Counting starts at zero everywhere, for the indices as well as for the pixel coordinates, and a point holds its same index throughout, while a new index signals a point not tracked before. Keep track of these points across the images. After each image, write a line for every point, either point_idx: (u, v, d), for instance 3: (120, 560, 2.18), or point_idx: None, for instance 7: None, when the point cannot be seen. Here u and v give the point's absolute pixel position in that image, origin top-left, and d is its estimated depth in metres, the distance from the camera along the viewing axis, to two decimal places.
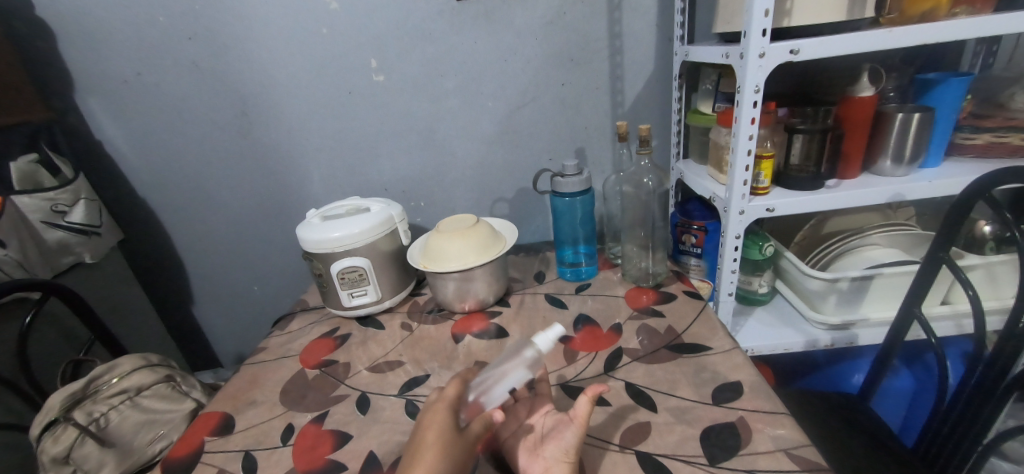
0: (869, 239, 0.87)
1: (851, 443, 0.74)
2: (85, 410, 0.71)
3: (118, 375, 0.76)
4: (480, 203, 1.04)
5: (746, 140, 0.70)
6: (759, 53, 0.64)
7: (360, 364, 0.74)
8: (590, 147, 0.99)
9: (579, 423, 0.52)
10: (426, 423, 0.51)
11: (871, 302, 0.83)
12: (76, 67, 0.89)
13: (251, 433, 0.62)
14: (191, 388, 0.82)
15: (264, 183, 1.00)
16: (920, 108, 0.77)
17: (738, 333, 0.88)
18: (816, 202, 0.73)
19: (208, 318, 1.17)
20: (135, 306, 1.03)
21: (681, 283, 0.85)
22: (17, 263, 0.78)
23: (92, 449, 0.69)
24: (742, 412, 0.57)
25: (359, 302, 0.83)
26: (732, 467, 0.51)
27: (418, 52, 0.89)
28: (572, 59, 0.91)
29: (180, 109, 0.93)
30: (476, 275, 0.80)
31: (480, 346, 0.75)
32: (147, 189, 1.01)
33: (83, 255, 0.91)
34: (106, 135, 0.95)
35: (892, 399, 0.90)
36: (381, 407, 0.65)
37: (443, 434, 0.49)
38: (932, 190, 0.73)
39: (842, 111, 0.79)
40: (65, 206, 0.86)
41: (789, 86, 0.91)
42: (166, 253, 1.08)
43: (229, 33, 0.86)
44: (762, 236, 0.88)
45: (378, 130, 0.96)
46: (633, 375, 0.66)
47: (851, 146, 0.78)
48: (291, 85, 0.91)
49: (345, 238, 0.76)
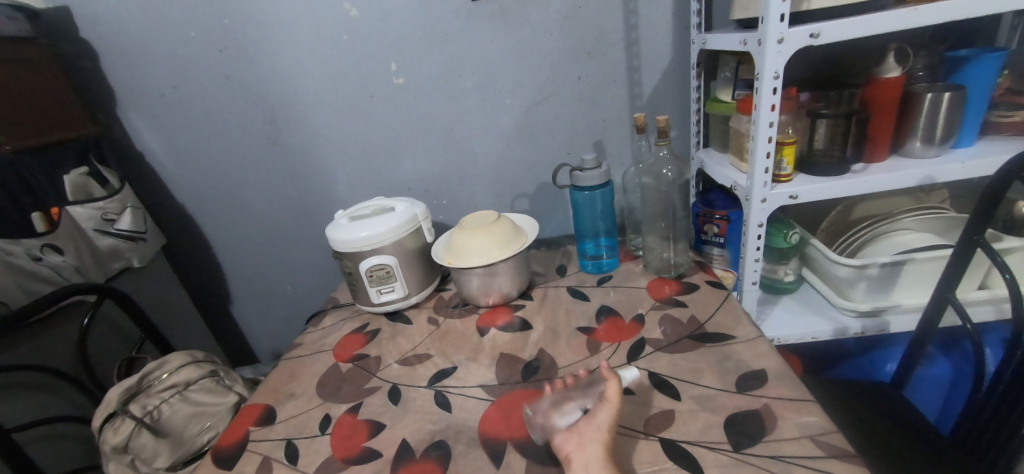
0: (899, 224, 0.85)
1: (883, 431, 0.72)
2: (140, 403, 0.77)
3: (168, 370, 0.81)
4: (501, 199, 1.06)
5: (767, 127, 0.69)
6: (778, 39, 0.63)
7: (390, 357, 0.77)
8: (609, 140, 0.99)
9: (611, 404, 0.54)
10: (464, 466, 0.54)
11: (903, 288, 0.81)
12: (118, 83, 0.95)
13: (291, 423, 0.66)
14: (233, 383, 0.88)
15: (292, 186, 1.04)
16: (950, 87, 0.74)
17: (763, 322, 0.87)
18: (842, 188, 0.72)
19: (245, 317, 1.23)
20: (179, 306, 1.10)
21: (703, 273, 0.85)
22: (74, 267, 0.84)
23: (147, 439, 0.75)
24: (767, 400, 0.57)
25: (387, 298, 0.86)
26: (757, 453, 0.52)
27: (435, 54, 0.91)
28: (587, 53, 0.91)
29: (213, 119, 0.97)
30: (499, 270, 0.82)
31: (505, 339, 0.77)
32: (185, 196, 1.06)
33: (132, 260, 0.97)
34: (147, 145, 1.01)
35: (928, 386, 0.87)
36: (411, 398, 0.68)
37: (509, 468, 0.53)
38: (965, 171, 0.71)
39: (868, 94, 0.77)
40: (114, 215, 0.92)
41: (812, 70, 0.89)
42: (205, 255, 1.14)
43: (256, 44, 0.90)
44: (787, 224, 0.87)
45: (399, 132, 0.98)
46: (656, 364, 0.67)
47: (878, 129, 0.76)
48: (316, 92, 0.94)
49: (371, 237, 0.79)
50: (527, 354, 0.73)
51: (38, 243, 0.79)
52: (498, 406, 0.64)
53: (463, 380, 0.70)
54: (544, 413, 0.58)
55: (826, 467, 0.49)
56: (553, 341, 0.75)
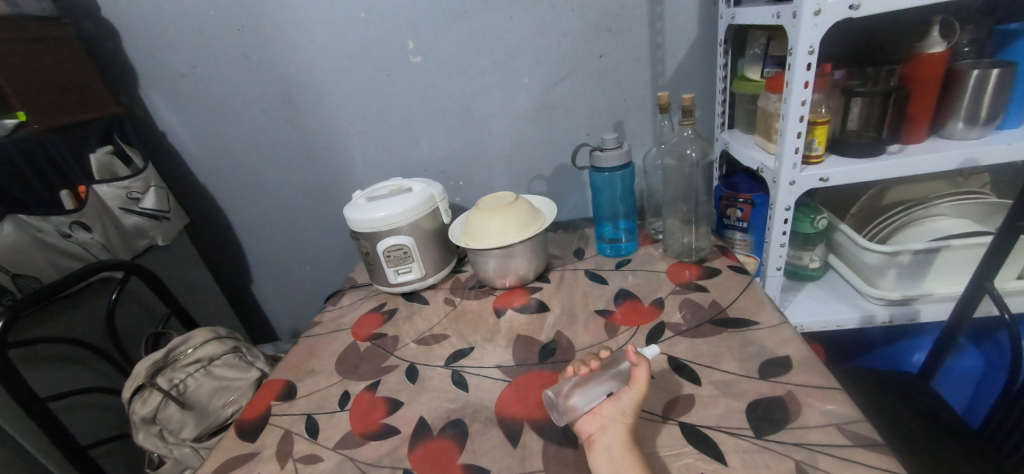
0: (935, 209, 0.82)
1: (908, 420, 0.70)
2: (166, 376, 0.79)
3: (192, 346, 0.83)
4: (518, 180, 1.05)
5: (798, 106, 0.66)
6: (815, 11, 0.60)
7: (407, 337, 0.78)
8: (629, 121, 0.97)
9: (637, 388, 0.55)
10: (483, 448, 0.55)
11: (935, 277, 0.78)
12: (139, 63, 0.95)
13: (311, 399, 0.67)
14: (255, 359, 0.89)
15: (311, 167, 1.04)
16: (998, 63, 0.70)
17: (786, 309, 0.85)
18: (876, 171, 0.69)
19: (266, 295, 1.25)
20: (200, 284, 1.12)
21: (725, 257, 0.83)
22: (101, 244, 0.86)
23: (174, 411, 0.78)
24: (791, 386, 0.56)
25: (404, 278, 0.86)
26: (780, 440, 0.51)
27: (452, 31, 0.90)
28: (609, 30, 0.88)
29: (232, 98, 0.97)
30: (516, 252, 0.81)
31: (521, 320, 0.77)
32: (206, 176, 1.07)
33: (156, 238, 0.99)
34: (168, 125, 1.01)
35: (957, 378, 0.85)
36: (428, 376, 0.68)
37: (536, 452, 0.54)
38: (1010, 153, 0.67)
39: (908, 71, 0.73)
40: (139, 193, 0.93)
41: (849, 47, 0.85)
42: (226, 235, 1.16)
43: (273, 21, 0.89)
44: (814, 209, 0.84)
45: (416, 112, 0.97)
46: (675, 348, 0.66)
47: (918, 108, 0.72)
48: (334, 72, 0.94)
49: (389, 217, 0.79)
50: (543, 336, 0.73)
51: (67, 221, 0.81)
52: (514, 387, 0.64)
53: (480, 361, 0.70)
54: (568, 393, 0.56)
55: (852, 456, 0.48)
56: (570, 324, 0.75)
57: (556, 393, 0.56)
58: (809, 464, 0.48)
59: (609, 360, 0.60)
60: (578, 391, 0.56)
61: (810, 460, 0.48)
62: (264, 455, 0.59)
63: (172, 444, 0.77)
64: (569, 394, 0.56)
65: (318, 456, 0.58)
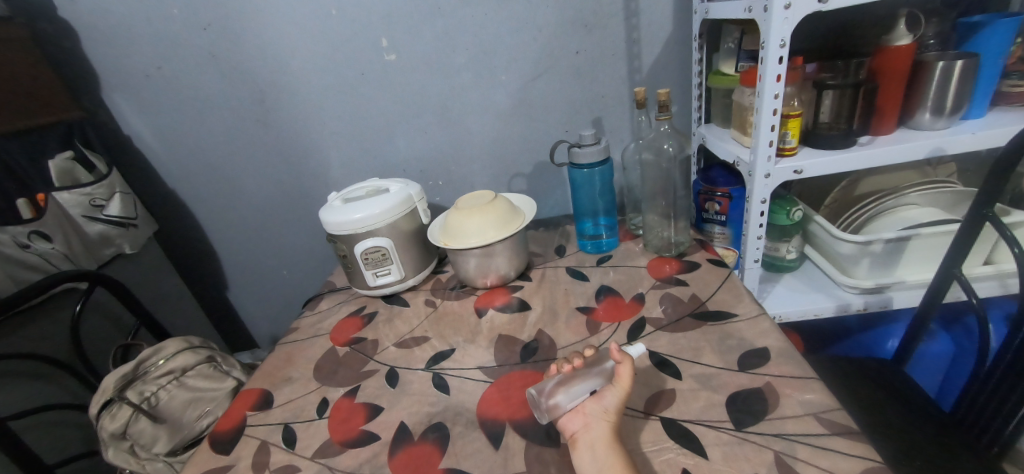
0: (905, 198, 0.83)
1: (884, 406, 0.72)
2: (136, 389, 0.77)
3: (163, 357, 0.81)
4: (498, 178, 1.04)
5: (771, 99, 0.67)
6: (786, 5, 0.60)
7: (387, 340, 0.76)
8: (607, 117, 0.97)
9: (621, 386, 0.54)
10: (467, 453, 0.55)
11: (906, 265, 0.80)
12: (100, 64, 0.91)
13: (288, 408, 0.65)
14: (231, 368, 0.88)
15: (285, 169, 1.02)
16: (962, 55, 0.71)
17: (765, 300, 0.86)
18: (848, 162, 0.70)
19: (242, 301, 1.22)
20: (171, 292, 1.08)
21: (704, 251, 0.83)
22: (63, 254, 0.83)
23: (145, 425, 0.76)
24: (769, 377, 0.57)
25: (383, 281, 0.84)
26: (759, 431, 0.51)
27: (428, 28, 0.88)
28: (585, 25, 0.88)
29: (202, 100, 0.94)
30: (497, 251, 0.80)
31: (503, 320, 0.76)
32: (175, 181, 1.04)
33: (124, 246, 0.96)
34: (134, 129, 0.98)
35: (930, 364, 0.87)
36: (409, 380, 0.67)
37: (521, 455, 0.53)
38: (975, 142, 0.69)
39: (877, 63, 0.74)
40: (103, 200, 0.90)
41: (820, 40, 0.86)
42: (199, 240, 1.12)
43: (241, 21, 0.87)
44: (790, 200, 0.84)
45: (394, 111, 0.96)
46: (656, 343, 0.66)
47: (887, 100, 0.74)
48: (307, 71, 0.91)
49: (366, 219, 0.77)
50: (525, 335, 0.72)
51: (25, 230, 0.77)
52: (497, 387, 0.63)
53: (461, 362, 0.69)
54: (552, 392, 0.55)
55: (828, 444, 0.48)
56: (552, 322, 0.74)
57: (540, 392, 0.56)
58: (788, 455, 0.48)
59: (593, 358, 0.59)
60: (562, 390, 0.55)
61: (790, 450, 0.48)
62: (240, 467, 0.57)
63: (146, 459, 0.75)
64: (552, 395, 0.55)
65: (295, 466, 0.57)
